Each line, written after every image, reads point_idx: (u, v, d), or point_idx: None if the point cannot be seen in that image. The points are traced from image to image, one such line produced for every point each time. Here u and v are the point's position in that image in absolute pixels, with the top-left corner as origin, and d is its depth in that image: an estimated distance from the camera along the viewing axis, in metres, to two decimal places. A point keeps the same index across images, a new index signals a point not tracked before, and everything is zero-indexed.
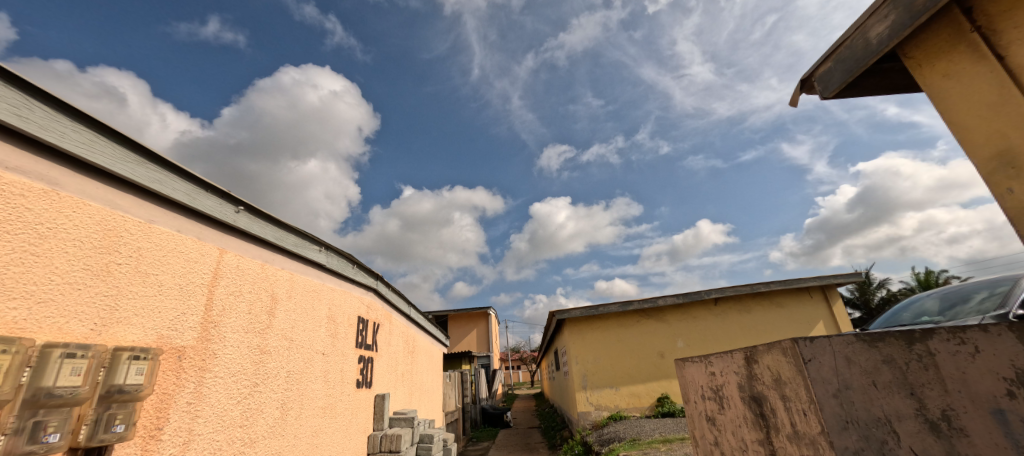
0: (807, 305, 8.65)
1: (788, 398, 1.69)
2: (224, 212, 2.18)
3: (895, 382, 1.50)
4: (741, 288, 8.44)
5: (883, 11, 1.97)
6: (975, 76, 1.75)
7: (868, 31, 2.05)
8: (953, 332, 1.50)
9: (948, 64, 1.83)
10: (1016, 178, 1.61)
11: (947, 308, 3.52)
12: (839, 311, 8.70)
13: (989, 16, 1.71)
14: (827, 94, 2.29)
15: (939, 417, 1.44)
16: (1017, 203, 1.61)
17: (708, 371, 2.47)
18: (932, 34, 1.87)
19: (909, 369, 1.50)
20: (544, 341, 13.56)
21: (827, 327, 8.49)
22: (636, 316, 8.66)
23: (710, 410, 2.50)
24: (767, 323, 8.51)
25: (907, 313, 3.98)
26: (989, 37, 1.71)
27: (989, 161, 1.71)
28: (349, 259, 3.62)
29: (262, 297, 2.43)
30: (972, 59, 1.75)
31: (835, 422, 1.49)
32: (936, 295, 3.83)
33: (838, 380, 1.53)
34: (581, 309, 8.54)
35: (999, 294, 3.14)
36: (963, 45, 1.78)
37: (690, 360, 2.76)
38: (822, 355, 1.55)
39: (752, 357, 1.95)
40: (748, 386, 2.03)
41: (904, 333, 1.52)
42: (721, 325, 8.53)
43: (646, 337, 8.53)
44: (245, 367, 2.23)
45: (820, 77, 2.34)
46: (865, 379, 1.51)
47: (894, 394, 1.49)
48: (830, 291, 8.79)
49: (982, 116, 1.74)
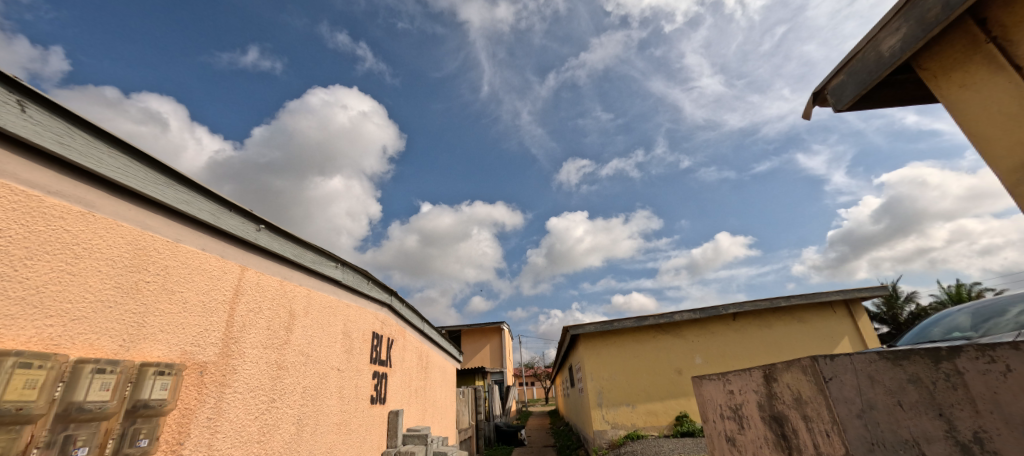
0: (831, 320, 8.39)
1: (809, 419, 1.66)
2: (246, 230, 2.26)
3: (922, 402, 1.46)
4: (761, 302, 8.26)
5: (894, 24, 1.98)
6: (994, 86, 1.73)
7: (880, 45, 2.06)
8: (982, 349, 1.41)
9: (964, 76, 1.82)
10: None
11: (982, 323, 3.37)
12: (865, 326, 8.41)
13: (1003, 26, 1.70)
14: (841, 106, 2.28)
15: (971, 439, 1.37)
16: None
17: (727, 389, 2.41)
18: (946, 46, 1.87)
19: (937, 389, 1.45)
20: (560, 357, 13.41)
21: (853, 344, 8.23)
22: (653, 332, 8.52)
23: (730, 430, 2.43)
24: (790, 338, 8.28)
25: (937, 328, 3.85)
26: (1005, 47, 1.69)
27: (1012, 172, 1.67)
28: (364, 275, 3.67)
29: (281, 314, 2.48)
30: (990, 70, 1.74)
31: (859, 444, 1.47)
32: (968, 310, 3.68)
33: (861, 400, 1.52)
34: (595, 324, 8.46)
35: None
36: (979, 56, 1.77)
37: (708, 378, 2.71)
38: (844, 373, 1.55)
39: (772, 375, 1.92)
40: (768, 405, 1.98)
41: (929, 350, 1.48)
42: (742, 342, 8.32)
43: (664, 353, 8.36)
44: (263, 382, 2.27)
45: (833, 90, 2.34)
46: (890, 399, 1.49)
47: (921, 415, 1.44)
48: (854, 306, 8.53)
49: (1003, 127, 1.71)
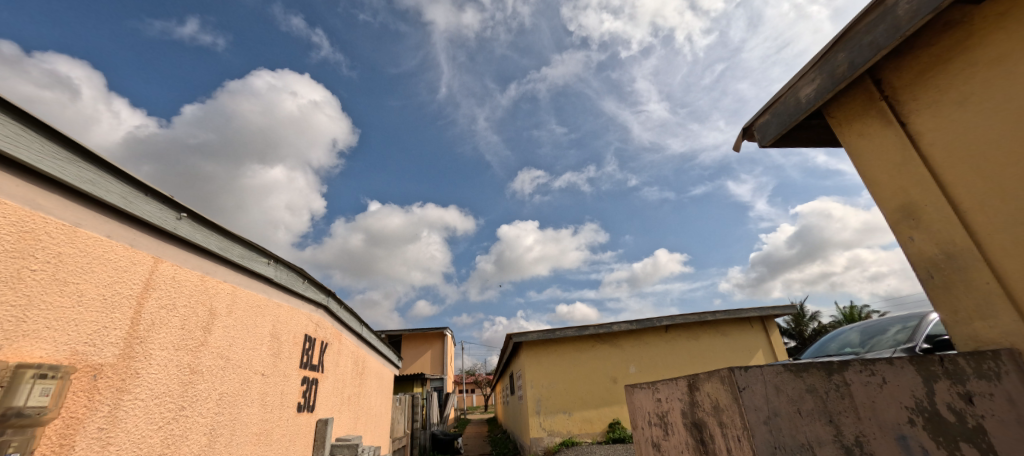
0: (749, 334, 9.13)
1: (725, 425, 1.80)
2: (164, 218, 2.09)
3: (816, 410, 1.65)
4: (690, 316, 8.81)
5: (810, 75, 2.33)
6: (882, 137, 2.16)
7: (799, 91, 2.39)
8: (865, 363, 1.67)
9: (861, 126, 2.26)
10: (915, 228, 2.05)
11: (868, 339, 3.85)
12: (777, 341, 9.24)
13: (893, 88, 2.15)
14: (766, 142, 2.57)
15: (853, 442, 1.59)
16: (916, 249, 2.05)
17: (655, 397, 2.57)
18: (849, 99, 2.32)
19: (829, 398, 1.65)
20: (501, 365, 13.45)
21: (766, 356, 9.01)
22: (592, 341, 8.81)
23: (656, 435, 2.59)
24: (713, 350, 8.90)
25: (833, 343, 4.35)
26: (893, 106, 2.13)
27: (895, 210, 2.12)
28: (299, 273, 3.50)
29: (199, 312, 2.30)
30: (883, 124, 2.16)
31: (764, 447, 1.60)
32: (857, 328, 4.20)
33: (768, 407, 1.66)
34: (538, 332, 8.59)
35: (910, 328, 3.52)
36: (873, 110, 2.21)
37: (639, 386, 2.86)
38: (755, 384, 1.69)
39: (695, 384, 2.08)
40: (690, 412, 2.14)
41: (825, 364, 1.69)
42: (672, 352, 8.82)
43: (601, 362, 8.66)
44: (171, 388, 2.09)
45: (759, 127, 2.64)
46: (791, 407, 1.66)
47: (815, 421, 1.63)
48: (769, 322, 9.33)
49: (889, 171, 2.14)
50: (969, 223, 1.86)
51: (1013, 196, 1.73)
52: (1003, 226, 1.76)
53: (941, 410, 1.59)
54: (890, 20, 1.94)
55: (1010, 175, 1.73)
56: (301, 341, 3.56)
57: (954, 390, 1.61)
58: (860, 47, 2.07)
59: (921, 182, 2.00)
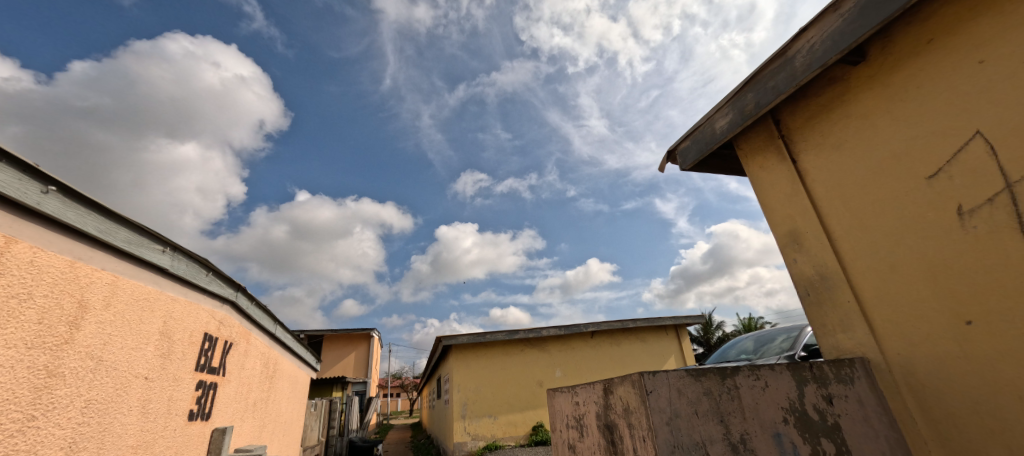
0: (664, 341, 9.82)
1: (633, 426, 1.94)
2: (25, 189, 1.80)
3: (711, 411, 1.82)
4: (614, 323, 9.28)
5: (724, 109, 2.60)
6: (778, 171, 2.49)
7: (715, 123, 2.66)
8: (752, 369, 1.88)
9: (762, 159, 2.61)
10: (798, 252, 2.39)
11: (759, 347, 4.35)
12: (687, 347, 10.03)
13: (789, 129, 2.47)
14: (686, 166, 2.82)
15: (739, 440, 1.78)
16: (798, 269, 2.40)
17: (574, 400, 2.69)
18: (754, 135, 2.66)
19: (722, 400, 1.84)
20: (428, 369, 13.21)
21: (678, 362, 9.75)
22: (521, 345, 8.96)
23: (572, 437, 2.71)
24: (632, 356, 9.46)
25: (731, 350, 4.85)
26: (788, 144, 2.47)
27: (785, 235, 2.47)
28: (201, 265, 3.18)
29: (63, 304, 2.00)
30: (780, 160, 2.48)
31: (665, 447, 1.72)
32: (751, 336, 4.72)
33: (671, 409, 1.80)
34: (468, 336, 8.57)
35: (792, 338, 4.04)
36: (772, 147, 2.55)
37: (559, 390, 2.98)
38: (661, 387, 1.83)
39: (609, 388, 2.21)
40: (604, 415, 2.27)
41: (720, 369, 1.88)
42: (596, 357, 9.23)
43: (529, 366, 8.83)
44: (15, 393, 1.79)
45: (680, 152, 2.88)
46: (690, 408, 1.82)
47: (709, 422, 1.80)
48: (682, 330, 10.11)
49: (781, 201, 2.48)
50: (838, 248, 2.19)
51: (870, 227, 2.06)
52: (861, 254, 2.09)
53: (808, 409, 1.85)
54: (789, 70, 2.23)
55: (870, 212, 2.06)
56: (198, 340, 3.23)
57: (819, 392, 1.88)
58: (765, 90, 2.36)
59: (804, 213, 2.35)
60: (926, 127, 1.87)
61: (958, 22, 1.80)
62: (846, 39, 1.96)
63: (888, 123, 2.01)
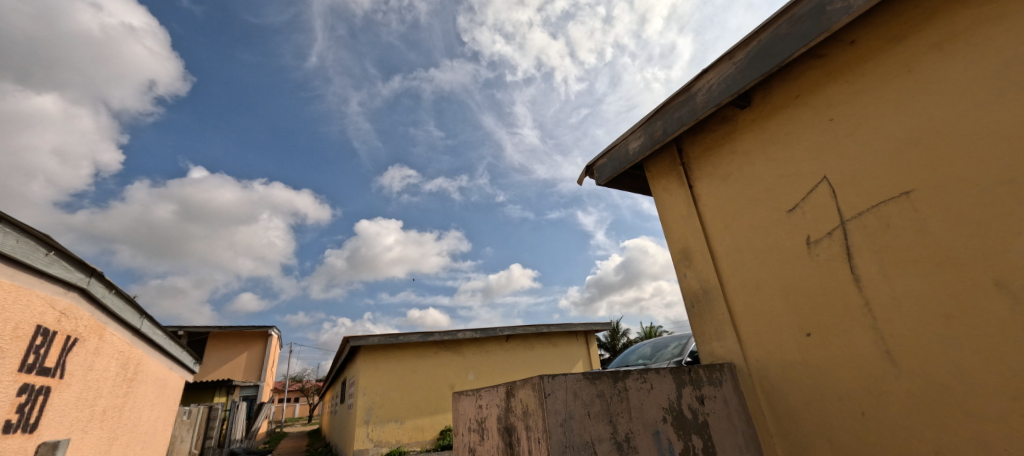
0: (574, 346, 10.28)
1: (530, 428, 2.01)
2: None
3: (602, 412, 1.95)
4: (529, 327, 9.52)
5: (637, 133, 2.82)
6: (677, 194, 2.78)
7: (628, 144, 2.88)
8: (642, 373, 2.05)
9: (665, 183, 2.88)
10: (688, 267, 2.68)
11: (654, 353, 4.75)
12: (594, 352, 10.61)
13: (688, 157, 2.76)
14: (602, 181, 3.02)
15: (623, 438, 1.93)
16: (686, 283, 2.68)
17: (477, 404, 2.71)
18: (660, 159, 2.94)
19: (612, 401, 1.98)
20: (333, 371, 12.43)
21: (585, 366, 10.26)
22: (435, 348, 8.83)
23: (472, 441, 2.73)
24: (543, 360, 9.77)
25: (630, 354, 5.24)
26: (686, 171, 2.76)
27: (678, 252, 2.75)
28: (42, 241, 2.54)
29: None
30: (680, 184, 2.75)
31: (557, 446, 1.81)
32: (648, 343, 5.14)
33: (566, 411, 1.90)
34: (379, 336, 8.23)
35: (681, 345, 4.48)
36: (674, 172, 2.83)
37: (464, 393, 2.99)
38: (558, 390, 1.92)
39: (511, 391, 2.27)
40: (504, 418, 2.32)
41: (613, 372, 2.02)
42: (509, 361, 9.38)
43: (441, 369, 8.72)
44: None
45: (597, 168, 3.07)
46: (583, 410, 1.93)
47: (600, 422, 1.93)
48: (591, 336, 10.69)
49: (678, 221, 2.77)
50: (719, 266, 2.50)
51: (744, 250, 2.37)
52: (736, 272, 2.40)
53: (684, 409, 2.06)
54: (691, 104, 2.48)
55: (744, 237, 2.38)
56: (25, 335, 2.51)
57: (693, 394, 2.11)
58: (671, 120, 2.60)
59: (694, 233, 2.64)
60: (790, 168, 2.20)
61: (820, 84, 2.13)
62: (737, 85, 2.24)
63: (763, 161, 2.33)
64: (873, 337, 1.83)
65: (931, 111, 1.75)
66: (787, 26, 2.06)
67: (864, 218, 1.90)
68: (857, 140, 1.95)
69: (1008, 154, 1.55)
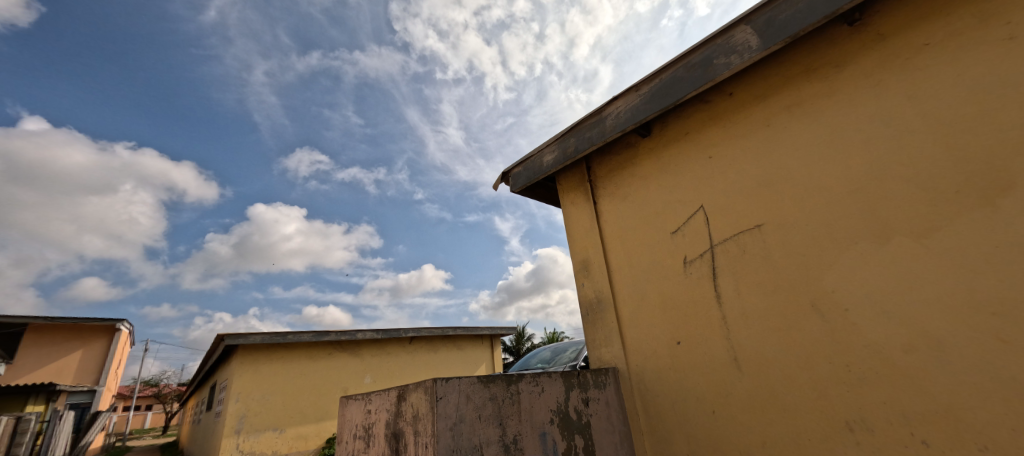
0: (478, 350, 10.36)
1: (418, 433, 1.99)
2: None
3: (492, 415, 1.99)
4: (435, 329, 9.38)
5: (552, 147, 2.97)
6: (582, 209, 2.98)
7: (543, 157, 3.01)
8: (534, 377, 2.16)
9: (573, 197, 3.07)
10: (586, 277, 2.87)
11: (553, 357, 4.99)
12: (498, 357, 10.80)
13: (595, 175, 2.98)
14: (516, 189, 3.13)
15: (511, 440, 1.99)
16: (583, 292, 2.87)
17: (365, 409, 2.62)
18: (571, 174, 3.12)
19: (503, 404, 2.04)
20: (204, 373, 11.01)
21: (487, 370, 10.38)
22: (329, 349, 8.31)
23: (357, 448, 2.63)
24: (447, 363, 9.69)
25: (531, 358, 5.43)
26: (592, 187, 2.97)
27: (579, 262, 2.94)
28: None
29: None
30: (586, 199, 2.95)
31: (444, 450, 1.80)
32: (548, 347, 5.38)
33: (456, 414, 1.90)
34: (262, 336, 7.47)
35: (578, 350, 4.77)
36: (581, 187, 3.02)
37: (353, 398, 2.87)
38: (451, 393, 1.91)
39: (403, 395, 2.22)
40: (393, 423, 2.27)
41: (507, 376, 2.09)
42: (410, 363, 9.13)
43: (334, 371, 8.20)
44: None
45: (512, 176, 3.17)
46: (474, 413, 1.95)
47: (489, 425, 1.97)
48: (495, 340, 10.87)
49: (581, 234, 2.96)
50: (613, 278, 2.72)
51: (635, 264, 2.61)
52: (626, 284, 2.63)
53: (570, 410, 2.21)
54: (601, 127, 2.68)
55: (635, 253, 2.62)
56: None
57: (580, 396, 2.27)
58: (582, 139, 2.78)
59: (594, 246, 2.84)
60: (677, 194, 2.48)
61: (705, 124, 2.44)
62: (640, 115, 2.48)
63: (656, 186, 2.60)
64: (726, 347, 2.13)
65: (782, 160, 2.10)
66: (684, 70, 2.33)
67: (728, 244, 2.21)
68: (728, 177, 2.27)
69: (831, 200, 1.92)
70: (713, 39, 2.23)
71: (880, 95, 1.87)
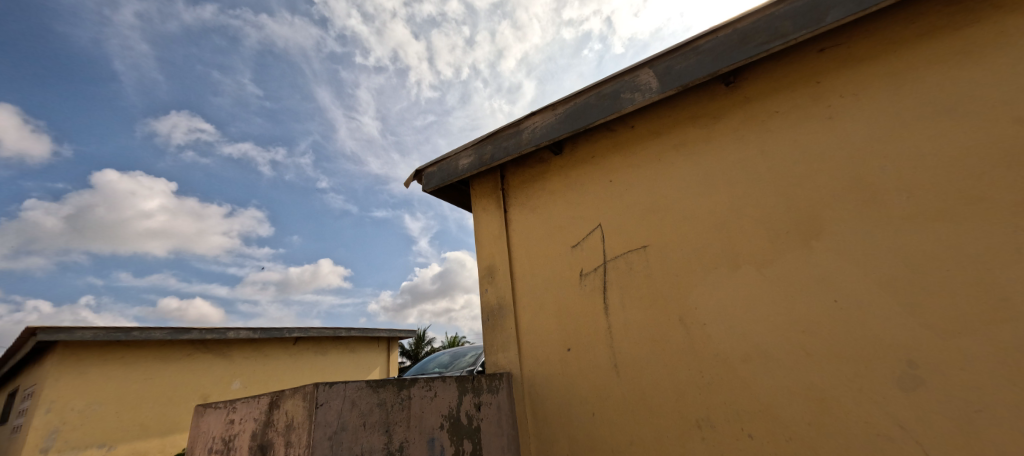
0: (372, 353, 9.92)
1: (291, 444, 1.81)
2: None
3: (379, 421, 1.90)
4: (325, 331, 8.77)
5: (468, 151, 3.02)
6: (492, 216, 3.07)
7: (458, 159, 3.05)
8: (428, 382, 2.15)
9: (485, 203, 3.15)
10: (490, 283, 2.96)
11: (451, 362, 5.01)
12: (393, 360, 10.46)
13: (508, 184, 3.09)
14: (429, 188, 3.12)
15: (397, 447, 1.93)
16: (486, 298, 2.95)
17: (228, 419, 2.37)
18: (485, 181, 3.20)
19: (392, 410, 1.97)
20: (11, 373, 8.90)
21: (381, 374, 9.99)
22: (189, 349, 7.27)
23: None
24: (335, 367, 9.07)
25: (430, 362, 5.39)
26: (504, 196, 3.08)
27: (484, 268, 3.01)
28: None
29: None
30: (497, 207, 3.05)
31: None
32: (448, 352, 5.38)
33: (337, 422, 1.76)
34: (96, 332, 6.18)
35: (476, 355, 4.85)
36: (494, 194, 3.12)
37: (214, 407, 2.58)
38: (333, 399, 1.76)
39: (276, 402, 2.00)
40: (261, 434, 2.07)
41: (399, 380, 2.03)
42: (290, 367, 8.41)
43: (193, 375, 7.17)
44: None
45: (426, 175, 3.16)
46: (358, 420, 1.83)
47: (374, 432, 1.87)
48: (392, 343, 10.54)
49: (489, 240, 3.04)
50: (515, 285, 2.84)
51: (537, 273, 2.76)
52: (527, 292, 2.77)
53: (461, 415, 2.25)
54: (517, 139, 2.81)
55: (538, 262, 2.77)
56: None
57: (472, 401, 2.33)
58: (499, 148, 2.88)
59: (500, 254, 2.94)
60: (580, 211, 2.69)
61: (609, 151, 2.68)
62: (554, 133, 2.65)
63: (562, 202, 2.79)
64: (609, 355, 2.36)
65: (668, 191, 2.40)
66: (596, 98, 2.55)
67: (618, 262, 2.46)
68: (624, 200, 2.53)
69: (702, 230, 2.24)
70: (622, 75, 2.47)
71: (743, 146, 2.24)
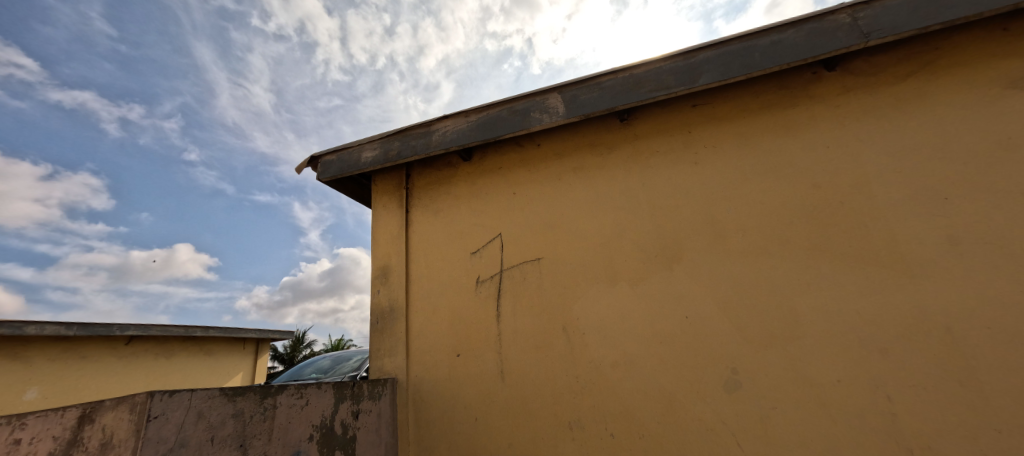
0: (237, 355, 8.82)
1: None
2: None
3: (232, 435, 1.68)
4: (174, 330, 7.20)
5: (373, 144, 2.93)
6: (393, 215, 3.00)
7: (362, 151, 2.93)
8: (298, 388, 1.99)
9: (386, 200, 3.07)
10: (383, 284, 2.87)
11: (331, 366, 4.72)
12: (262, 364, 9.43)
13: (412, 184, 3.06)
14: (325, 177, 2.94)
15: None
16: (377, 299, 2.86)
17: None
18: (388, 177, 3.12)
19: (251, 421, 1.76)
20: None
21: (245, 379, 8.93)
22: None
23: None
24: (183, 372, 7.53)
25: (307, 366, 5.00)
26: (407, 195, 3.03)
27: (378, 267, 2.92)
28: None
29: None
30: (399, 206, 2.99)
31: None
32: (329, 356, 5.04)
33: (176, 437, 1.50)
34: None
35: (359, 360, 4.63)
36: (396, 193, 3.05)
37: None
38: (173, 410, 1.50)
39: None
40: None
41: (263, 387, 1.83)
42: (125, 374, 6.54)
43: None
44: None
45: (323, 163, 2.97)
46: (205, 434, 1.60)
47: (224, 447, 1.65)
48: (262, 344, 9.52)
49: (387, 240, 2.96)
50: (410, 287, 2.80)
51: (433, 276, 2.76)
52: (421, 295, 2.75)
53: (335, 425, 2.13)
54: (426, 139, 2.80)
55: (436, 266, 2.78)
56: None
57: (349, 409, 2.23)
58: (406, 146, 2.84)
59: (397, 254, 2.88)
60: (482, 219, 2.77)
61: (514, 164, 2.82)
62: (464, 139, 2.70)
63: (466, 208, 2.84)
64: (496, 360, 2.45)
65: (563, 208, 2.60)
66: (506, 112, 2.66)
67: (512, 270, 2.58)
68: (523, 213, 2.67)
69: (589, 248, 2.46)
70: (532, 95, 2.62)
71: (629, 177, 2.53)
